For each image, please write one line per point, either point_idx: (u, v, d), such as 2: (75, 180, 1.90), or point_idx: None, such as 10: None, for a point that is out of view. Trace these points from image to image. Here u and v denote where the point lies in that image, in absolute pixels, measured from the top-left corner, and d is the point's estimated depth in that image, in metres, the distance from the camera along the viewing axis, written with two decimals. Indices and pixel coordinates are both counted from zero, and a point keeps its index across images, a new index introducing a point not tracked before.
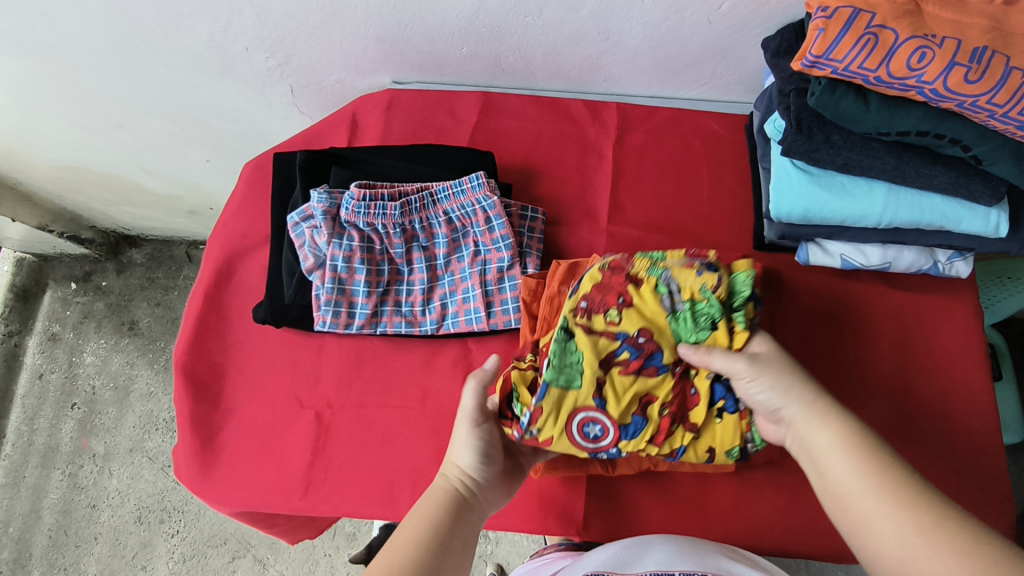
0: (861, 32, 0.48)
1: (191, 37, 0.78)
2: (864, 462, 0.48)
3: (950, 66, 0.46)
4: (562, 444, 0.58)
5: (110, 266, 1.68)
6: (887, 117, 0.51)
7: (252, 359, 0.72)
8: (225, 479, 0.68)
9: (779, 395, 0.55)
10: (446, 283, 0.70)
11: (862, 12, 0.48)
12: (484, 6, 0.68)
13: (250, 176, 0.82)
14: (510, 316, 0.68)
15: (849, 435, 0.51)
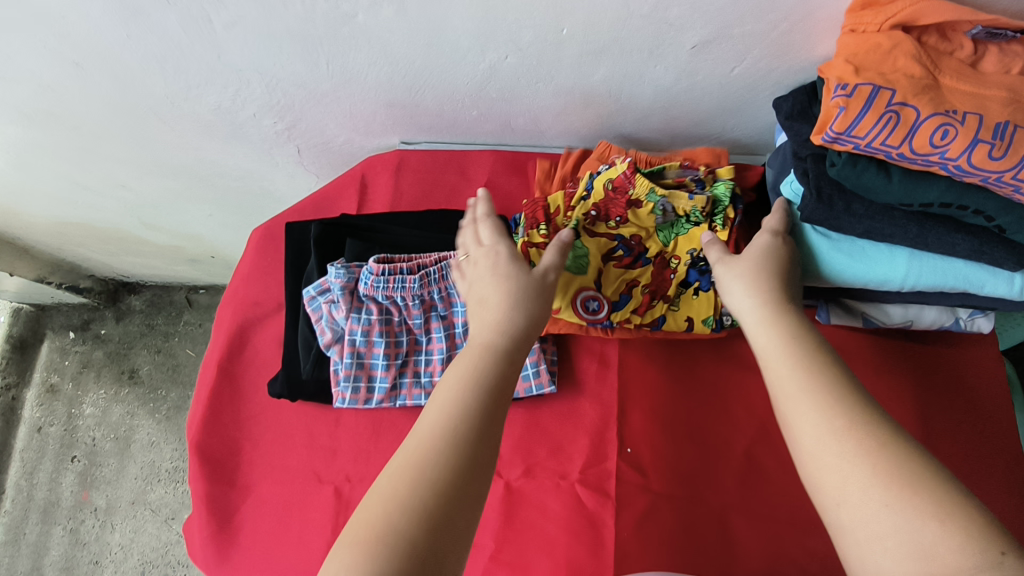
0: (882, 110, 0.48)
1: (198, 106, 0.77)
2: (833, 393, 0.47)
3: (974, 143, 0.47)
4: (566, 316, 0.68)
5: (109, 314, 1.66)
6: (909, 190, 0.51)
7: (268, 433, 0.71)
8: (243, 562, 0.66)
9: (745, 301, 0.56)
10: (465, 351, 0.67)
11: (882, 89, 0.49)
12: (495, 73, 0.67)
13: (259, 241, 0.81)
14: (529, 383, 0.71)
15: (797, 339, 0.51)
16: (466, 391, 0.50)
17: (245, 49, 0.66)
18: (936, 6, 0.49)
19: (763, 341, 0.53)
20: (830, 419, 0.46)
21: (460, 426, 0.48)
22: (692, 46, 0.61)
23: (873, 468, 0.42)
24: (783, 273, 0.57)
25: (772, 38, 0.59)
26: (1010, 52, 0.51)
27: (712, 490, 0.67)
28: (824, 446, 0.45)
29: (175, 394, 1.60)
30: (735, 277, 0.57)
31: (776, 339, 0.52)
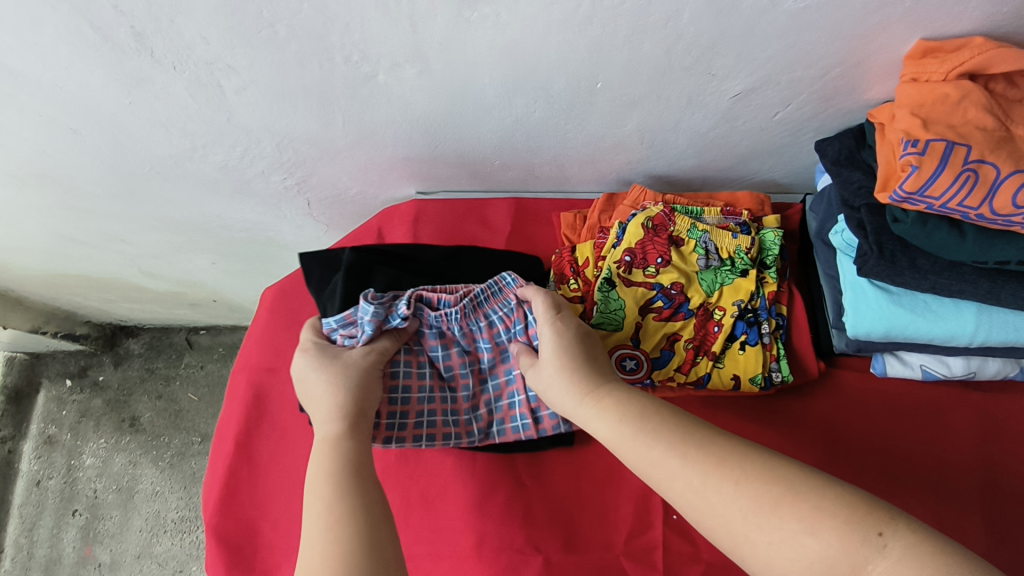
0: (959, 168, 0.45)
1: (203, 164, 0.73)
2: (674, 451, 0.44)
3: None
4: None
5: (106, 360, 1.60)
6: (984, 248, 0.48)
7: (288, 512, 0.67)
8: None
9: (566, 396, 0.53)
10: (490, 386, 0.65)
11: (957, 146, 0.45)
12: (522, 126, 0.64)
13: (272, 302, 0.78)
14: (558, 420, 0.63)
15: (615, 404, 0.50)
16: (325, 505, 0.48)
17: (255, 110, 0.62)
18: (1011, 53, 0.45)
19: (596, 422, 0.50)
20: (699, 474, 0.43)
21: (351, 539, 0.46)
22: (735, 93, 0.57)
23: (757, 516, 0.40)
24: (564, 354, 0.55)
25: (822, 84, 0.56)
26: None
27: None
28: (696, 504, 0.42)
29: (178, 441, 1.54)
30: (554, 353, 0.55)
31: (598, 414, 0.50)
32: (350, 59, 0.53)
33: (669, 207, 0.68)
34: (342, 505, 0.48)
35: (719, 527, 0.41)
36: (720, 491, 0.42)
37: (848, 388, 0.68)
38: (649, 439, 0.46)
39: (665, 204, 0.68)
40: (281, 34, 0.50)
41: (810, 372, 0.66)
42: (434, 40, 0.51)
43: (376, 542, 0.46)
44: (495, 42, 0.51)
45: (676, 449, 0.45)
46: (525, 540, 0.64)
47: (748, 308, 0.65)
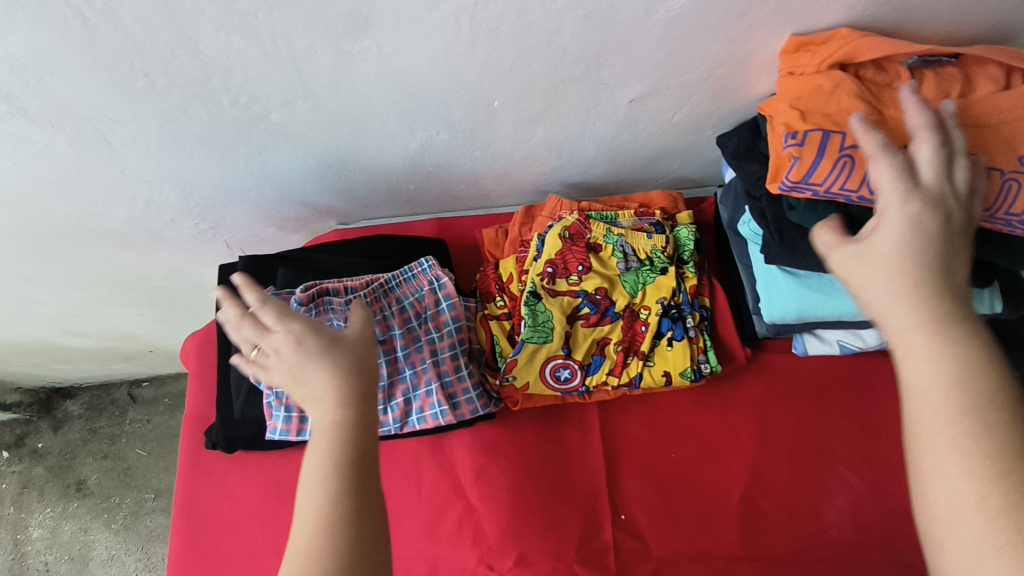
0: (836, 154, 0.47)
1: (108, 219, 0.70)
2: (956, 415, 0.32)
3: None
4: (537, 388, 0.65)
5: (44, 425, 1.53)
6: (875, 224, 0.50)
7: (234, 562, 0.67)
8: None
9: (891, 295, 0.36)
10: (407, 374, 0.65)
11: (832, 134, 0.48)
12: (428, 150, 0.63)
13: (196, 350, 0.75)
14: (475, 405, 0.65)
15: (967, 358, 0.34)
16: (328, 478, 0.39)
17: (151, 161, 0.60)
18: (873, 41, 0.48)
19: (915, 366, 0.34)
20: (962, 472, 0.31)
21: (351, 514, 0.38)
22: (630, 100, 0.58)
23: (992, 524, 0.30)
24: (923, 232, 0.38)
25: (710, 84, 0.57)
26: (946, 74, 0.49)
27: (713, 545, 0.64)
28: (963, 520, 0.31)
29: (130, 500, 1.48)
30: (872, 265, 0.38)
31: (919, 344, 0.34)
32: (239, 101, 0.52)
33: (584, 214, 0.69)
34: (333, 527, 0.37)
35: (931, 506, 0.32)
36: (951, 476, 0.32)
37: (774, 371, 0.71)
38: (951, 382, 0.33)
39: (582, 211, 0.69)
40: (160, 84, 0.49)
41: (738, 358, 0.69)
42: (321, 76, 0.50)
43: (372, 548, 0.38)
44: (383, 72, 0.50)
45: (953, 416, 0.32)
46: (478, 560, 0.65)
47: (671, 305, 0.66)
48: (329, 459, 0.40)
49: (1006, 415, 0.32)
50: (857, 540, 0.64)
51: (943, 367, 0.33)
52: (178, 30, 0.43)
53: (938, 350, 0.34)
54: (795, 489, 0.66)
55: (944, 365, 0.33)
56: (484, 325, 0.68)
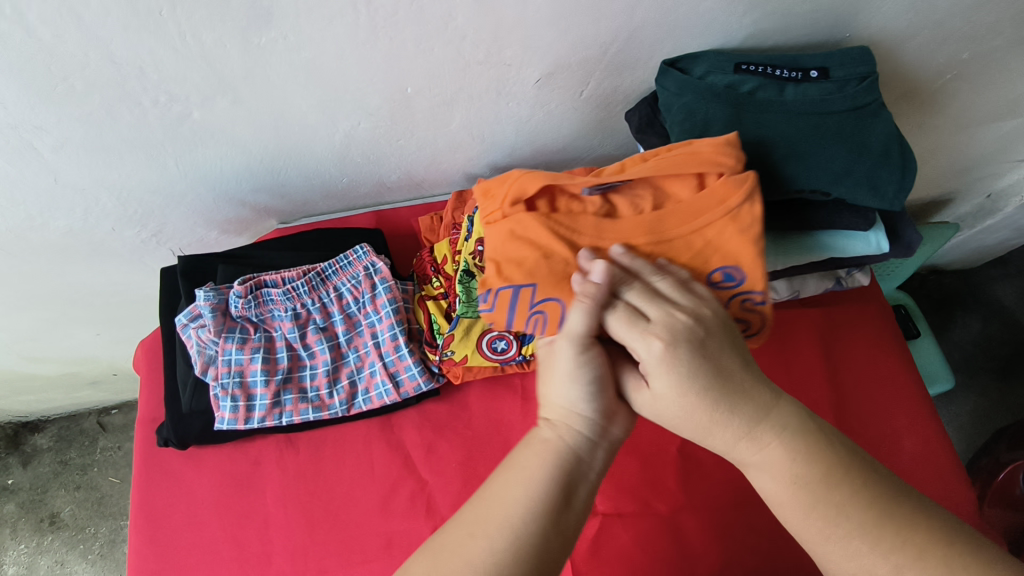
0: (529, 312, 0.56)
1: (49, 232, 0.72)
2: (809, 506, 0.45)
3: None
4: (476, 361, 0.68)
5: (15, 461, 1.49)
6: None
7: (194, 554, 0.69)
8: None
9: (680, 411, 0.47)
10: (351, 359, 0.69)
11: (523, 288, 0.54)
12: (354, 140, 0.67)
13: (147, 357, 0.76)
14: (417, 382, 0.69)
15: (791, 449, 0.46)
16: (540, 492, 0.46)
17: (82, 168, 0.62)
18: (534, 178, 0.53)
19: (740, 450, 0.47)
20: (859, 551, 0.44)
21: (537, 532, 0.44)
22: (536, 80, 0.62)
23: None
24: (684, 365, 0.46)
25: (608, 60, 0.61)
26: (633, 188, 0.54)
27: (656, 497, 0.68)
28: (836, 559, 0.45)
29: (105, 529, 1.47)
30: (658, 374, 0.46)
31: (738, 435, 0.47)
32: (159, 101, 0.55)
33: None
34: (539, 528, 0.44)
35: (837, 574, 0.45)
36: (820, 525, 0.45)
37: None
38: (795, 472, 0.46)
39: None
40: (79, 87, 0.52)
41: None
42: (235, 72, 0.53)
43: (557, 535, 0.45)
44: (294, 63, 0.54)
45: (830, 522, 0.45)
46: None
47: None
48: (541, 478, 0.46)
49: (829, 487, 0.45)
50: None
51: (773, 445, 0.46)
52: (88, 32, 0.46)
53: (774, 429, 0.47)
54: None
55: (778, 443, 0.46)
56: (423, 306, 0.70)
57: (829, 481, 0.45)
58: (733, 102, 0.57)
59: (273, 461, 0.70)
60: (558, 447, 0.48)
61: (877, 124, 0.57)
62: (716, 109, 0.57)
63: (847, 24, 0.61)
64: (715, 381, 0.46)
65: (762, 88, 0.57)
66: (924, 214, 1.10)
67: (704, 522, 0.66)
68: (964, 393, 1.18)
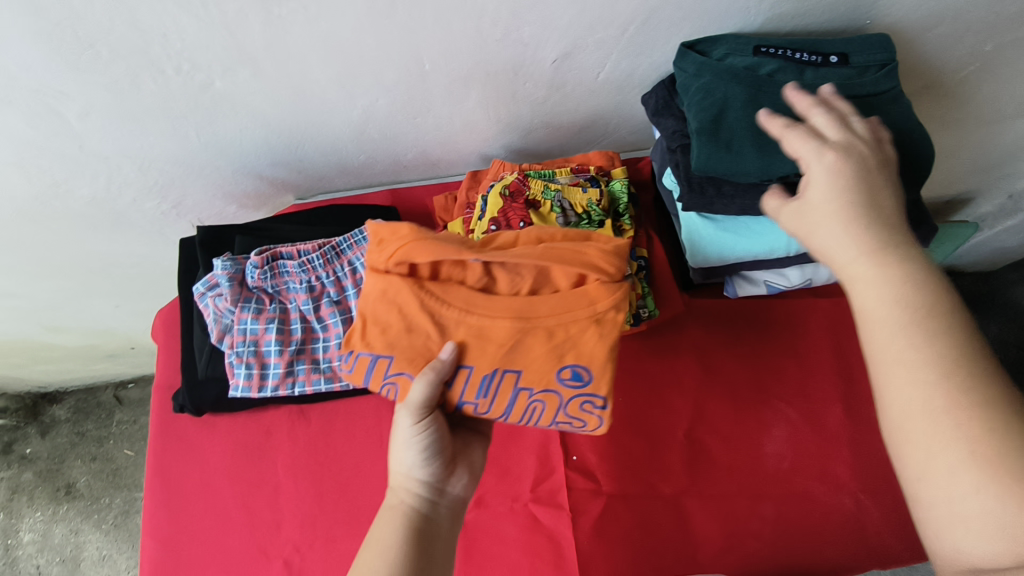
0: (381, 380, 0.53)
1: (72, 200, 0.74)
2: (908, 333, 0.39)
3: (500, 392, 0.53)
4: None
5: (32, 431, 1.53)
6: (766, 164, 0.54)
7: (205, 518, 0.70)
8: None
9: (848, 240, 0.43)
10: None
11: (381, 357, 0.53)
12: (371, 116, 0.67)
13: (164, 326, 0.78)
14: None
15: (908, 296, 0.40)
16: (394, 553, 0.51)
17: (106, 136, 0.64)
18: (421, 248, 0.50)
19: (862, 292, 0.42)
20: (925, 381, 0.38)
21: None
22: (553, 60, 0.63)
23: (937, 416, 0.37)
24: (846, 178, 0.44)
25: (625, 42, 0.61)
26: (518, 267, 0.53)
27: (661, 480, 0.68)
28: (913, 421, 0.38)
29: (120, 500, 1.49)
30: (824, 230, 0.44)
31: (864, 265, 0.42)
32: (182, 71, 0.56)
33: (522, 173, 0.73)
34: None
35: (892, 410, 0.40)
36: (901, 381, 0.39)
37: (716, 314, 0.74)
38: (897, 289, 0.41)
39: (522, 172, 0.73)
40: (104, 54, 0.53)
41: (676, 305, 0.73)
42: (255, 43, 0.54)
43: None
44: (313, 35, 0.54)
45: (910, 341, 0.39)
46: None
47: None
48: (392, 542, 0.52)
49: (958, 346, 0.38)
50: (795, 468, 0.67)
51: (891, 275, 0.41)
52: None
53: (900, 273, 0.41)
54: (735, 424, 0.70)
55: (899, 285, 0.41)
56: None
57: (929, 312, 0.39)
58: (752, 84, 0.56)
59: (284, 431, 0.72)
60: (403, 513, 0.54)
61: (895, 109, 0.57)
62: (736, 90, 0.56)
63: (868, 11, 0.61)
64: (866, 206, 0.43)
65: (782, 70, 0.57)
66: (943, 212, 1.09)
67: (710, 506, 0.66)
68: None
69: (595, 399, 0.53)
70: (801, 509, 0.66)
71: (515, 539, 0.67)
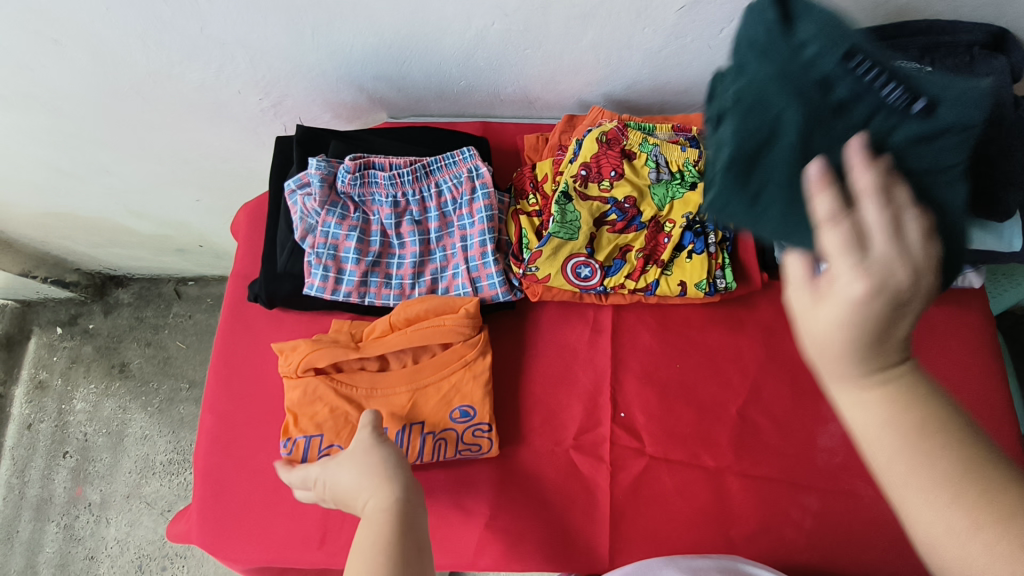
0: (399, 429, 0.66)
1: (182, 82, 0.76)
2: None
3: (449, 435, 0.66)
4: (557, 282, 0.69)
5: (97, 308, 1.60)
6: (782, 222, 0.45)
7: (262, 405, 0.73)
8: (229, 529, 0.68)
9: (847, 366, 0.34)
10: (438, 257, 0.71)
11: None
12: (483, 40, 0.67)
13: (248, 220, 0.81)
14: (496, 291, 0.70)
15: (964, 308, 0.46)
16: (386, 555, 0.49)
17: (227, 20, 0.65)
18: (322, 352, 0.67)
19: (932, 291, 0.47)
20: (939, 503, 0.32)
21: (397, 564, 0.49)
22: (680, 6, 0.61)
23: (962, 541, 0.31)
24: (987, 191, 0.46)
25: None
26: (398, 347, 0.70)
27: (707, 451, 0.67)
28: None
29: (167, 387, 1.53)
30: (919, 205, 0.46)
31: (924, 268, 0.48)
32: None
33: (623, 121, 0.71)
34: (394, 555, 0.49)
35: None
36: None
37: None
38: (892, 410, 0.34)
39: (622, 121, 0.71)
40: None
41: (753, 283, 0.71)
42: None
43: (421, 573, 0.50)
44: None
45: (912, 466, 0.33)
46: None
47: (696, 220, 0.69)
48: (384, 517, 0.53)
49: None
50: (847, 465, 0.65)
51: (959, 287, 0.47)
52: None
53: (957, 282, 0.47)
54: (789, 412, 0.68)
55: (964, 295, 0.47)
56: (515, 220, 0.71)
57: None
58: (811, 107, 0.42)
59: None
60: (382, 508, 0.54)
61: (943, 194, 0.41)
62: (791, 106, 0.43)
63: None
64: (876, 333, 0.33)
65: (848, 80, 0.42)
66: None
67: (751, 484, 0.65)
68: None
69: (483, 426, 0.66)
70: (844, 507, 0.64)
71: (553, 481, 0.67)
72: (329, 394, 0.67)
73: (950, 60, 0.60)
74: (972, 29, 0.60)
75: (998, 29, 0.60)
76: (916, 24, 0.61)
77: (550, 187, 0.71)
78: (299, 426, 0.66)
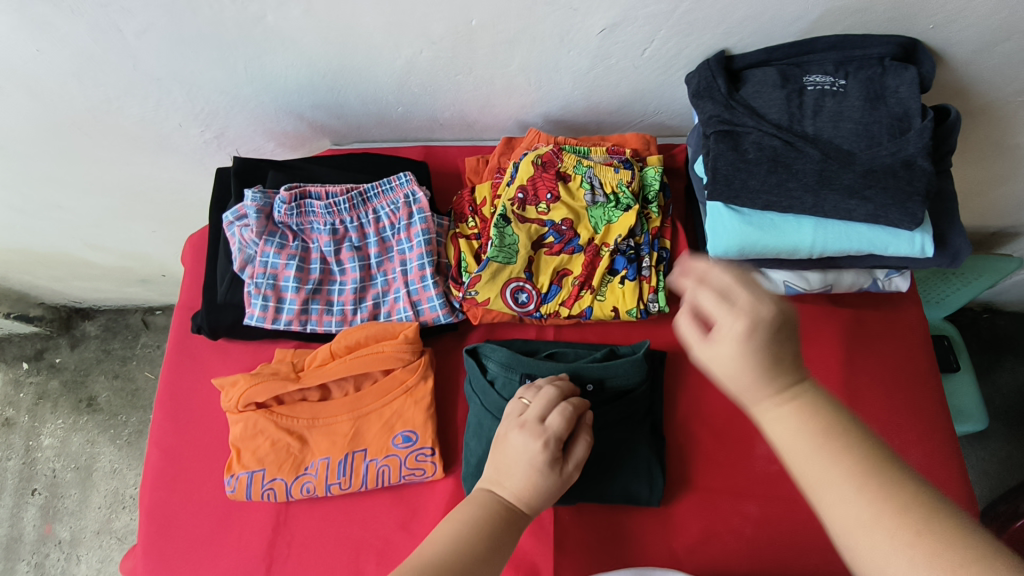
0: (343, 457, 0.67)
1: (122, 118, 0.76)
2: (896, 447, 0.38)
3: (392, 461, 0.66)
4: (497, 306, 0.69)
5: (63, 342, 1.58)
6: None
7: (209, 438, 0.73)
8: (175, 565, 0.67)
9: (733, 373, 0.40)
10: (379, 282, 0.71)
11: (321, 460, 0.67)
12: (414, 68, 0.68)
13: (193, 250, 0.81)
14: (437, 313, 0.70)
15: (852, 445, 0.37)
16: (466, 539, 0.45)
17: (159, 57, 0.66)
18: (262, 386, 0.67)
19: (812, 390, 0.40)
20: (846, 472, 0.36)
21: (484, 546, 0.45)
22: (600, 30, 0.62)
23: (854, 480, 0.36)
24: (791, 428, 0.39)
25: (674, 20, 0.60)
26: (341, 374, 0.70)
27: None
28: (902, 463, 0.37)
29: (136, 419, 1.52)
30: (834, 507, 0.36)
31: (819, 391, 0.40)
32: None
33: (559, 144, 0.72)
34: (489, 533, 0.47)
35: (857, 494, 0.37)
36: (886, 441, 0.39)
37: None
38: (803, 426, 0.39)
39: (558, 143, 0.72)
40: None
41: None
42: None
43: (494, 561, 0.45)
44: None
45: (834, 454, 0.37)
46: None
47: (630, 244, 0.69)
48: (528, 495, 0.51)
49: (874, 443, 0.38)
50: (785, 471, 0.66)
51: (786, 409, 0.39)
52: None
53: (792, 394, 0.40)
54: (727, 422, 0.69)
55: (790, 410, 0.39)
56: (455, 243, 0.71)
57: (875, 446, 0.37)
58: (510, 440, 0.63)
59: None
60: (493, 505, 0.50)
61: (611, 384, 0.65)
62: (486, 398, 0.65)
63: (931, 15, 0.59)
64: (769, 364, 0.39)
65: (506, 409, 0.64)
66: (986, 246, 1.05)
67: (691, 495, 0.66)
68: (999, 439, 1.13)
69: (425, 450, 0.66)
70: (782, 513, 0.65)
71: None
72: (270, 426, 0.67)
73: (863, 72, 0.61)
74: (880, 41, 0.61)
75: (908, 40, 0.61)
76: (827, 37, 0.62)
77: (489, 211, 0.72)
78: (242, 461, 0.67)
